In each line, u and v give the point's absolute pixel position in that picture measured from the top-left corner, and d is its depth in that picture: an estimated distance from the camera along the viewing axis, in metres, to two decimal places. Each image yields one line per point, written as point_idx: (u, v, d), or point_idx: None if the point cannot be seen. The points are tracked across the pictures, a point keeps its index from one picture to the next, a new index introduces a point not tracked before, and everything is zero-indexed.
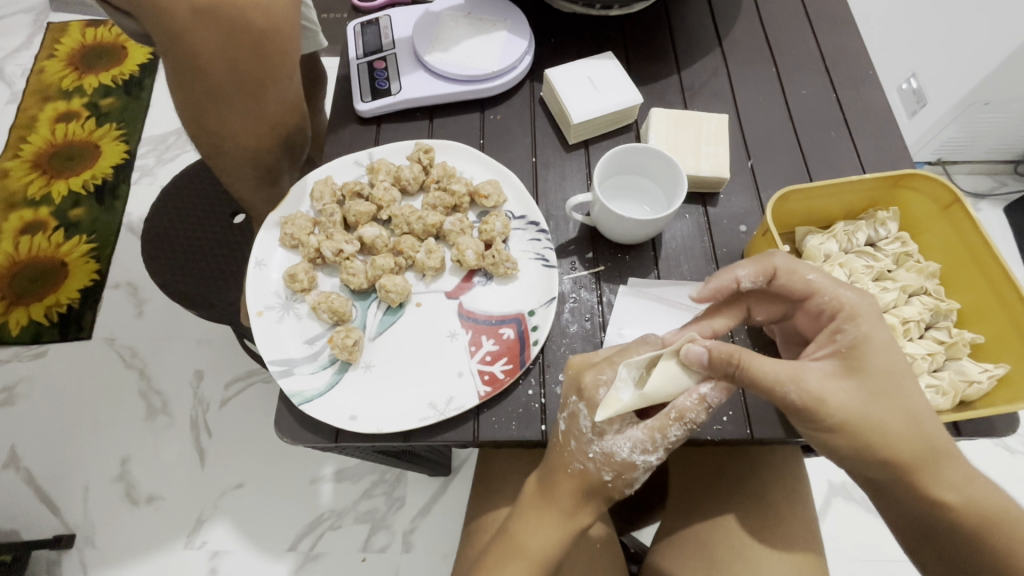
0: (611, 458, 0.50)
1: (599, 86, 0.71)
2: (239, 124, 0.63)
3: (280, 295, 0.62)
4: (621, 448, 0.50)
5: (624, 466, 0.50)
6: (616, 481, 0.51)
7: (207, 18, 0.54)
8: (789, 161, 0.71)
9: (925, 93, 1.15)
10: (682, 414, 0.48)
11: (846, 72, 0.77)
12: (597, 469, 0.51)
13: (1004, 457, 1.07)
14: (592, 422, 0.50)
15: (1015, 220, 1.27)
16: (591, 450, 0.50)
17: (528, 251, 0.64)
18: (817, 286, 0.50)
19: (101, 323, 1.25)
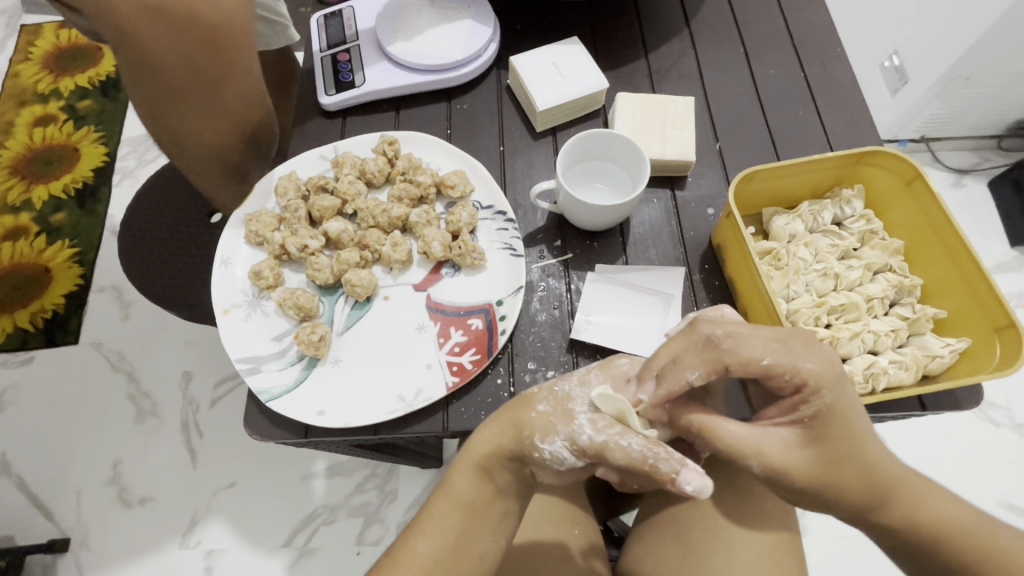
0: (563, 402, 0.48)
1: (564, 71, 0.71)
2: (201, 121, 0.62)
3: (246, 292, 0.61)
4: (579, 401, 0.48)
5: (564, 411, 0.48)
6: (538, 422, 0.48)
7: (156, 13, 0.53)
8: (756, 142, 0.71)
9: (907, 69, 1.14)
10: (653, 449, 0.44)
11: (815, 51, 0.77)
12: (542, 395, 0.49)
13: (989, 430, 1.08)
14: (581, 374, 0.50)
15: (998, 195, 1.28)
16: (561, 386, 0.50)
17: (495, 241, 0.64)
18: (777, 364, 0.42)
19: (86, 328, 1.24)
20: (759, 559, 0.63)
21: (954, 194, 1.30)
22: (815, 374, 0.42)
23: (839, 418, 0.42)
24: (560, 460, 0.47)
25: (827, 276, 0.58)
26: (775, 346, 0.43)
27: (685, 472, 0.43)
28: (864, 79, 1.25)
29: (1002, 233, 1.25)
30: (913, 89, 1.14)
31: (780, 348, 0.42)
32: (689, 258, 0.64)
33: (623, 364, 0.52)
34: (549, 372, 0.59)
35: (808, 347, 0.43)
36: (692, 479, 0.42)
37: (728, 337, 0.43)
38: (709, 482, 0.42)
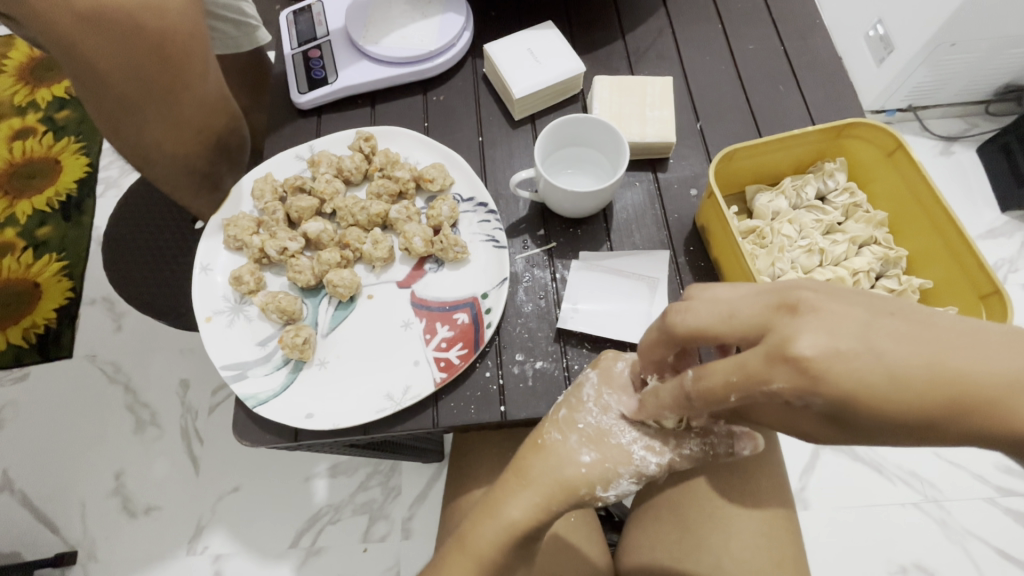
0: (601, 439, 0.48)
1: (540, 57, 0.70)
2: (160, 132, 0.62)
3: (228, 298, 0.61)
4: (620, 435, 0.48)
5: (614, 454, 0.48)
6: (595, 470, 0.47)
7: (94, 23, 0.51)
8: (738, 119, 0.70)
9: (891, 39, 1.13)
10: (710, 439, 0.48)
11: (794, 24, 0.75)
12: (580, 447, 0.48)
13: None
14: (597, 400, 0.49)
15: (988, 160, 1.27)
16: (584, 421, 0.49)
17: (478, 234, 0.63)
18: (747, 394, 0.32)
19: (80, 341, 1.23)
20: (755, 536, 0.63)
21: (942, 163, 1.29)
22: (792, 389, 0.30)
23: (860, 403, 0.29)
24: (626, 493, 0.49)
25: (812, 252, 0.58)
26: (733, 375, 0.32)
27: (739, 441, 0.49)
28: (851, 49, 1.24)
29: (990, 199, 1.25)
30: (899, 57, 1.11)
31: (741, 375, 0.31)
32: (674, 240, 0.63)
33: (622, 368, 0.51)
34: (537, 363, 0.58)
35: (775, 359, 0.30)
36: (746, 443, 0.49)
37: (695, 379, 0.35)
38: (758, 437, 0.49)
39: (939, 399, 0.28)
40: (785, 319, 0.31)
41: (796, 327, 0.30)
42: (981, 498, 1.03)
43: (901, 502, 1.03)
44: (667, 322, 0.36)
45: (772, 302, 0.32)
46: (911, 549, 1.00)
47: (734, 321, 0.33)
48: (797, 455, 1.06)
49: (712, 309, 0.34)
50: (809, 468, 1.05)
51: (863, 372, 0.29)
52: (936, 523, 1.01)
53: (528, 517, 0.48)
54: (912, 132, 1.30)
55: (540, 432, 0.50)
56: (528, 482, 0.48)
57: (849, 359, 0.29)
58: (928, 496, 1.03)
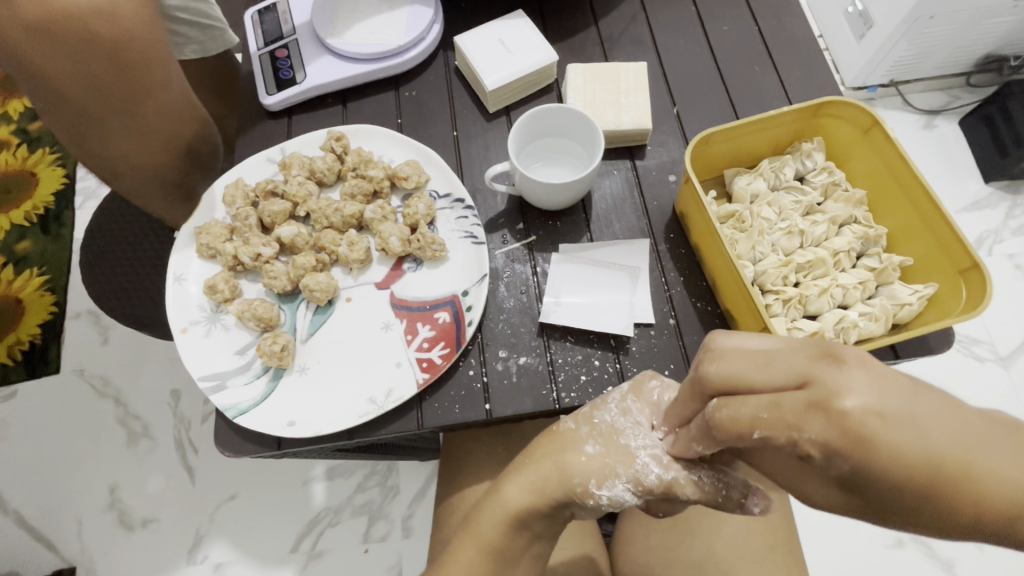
0: (612, 436, 0.47)
1: (511, 47, 0.68)
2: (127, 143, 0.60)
3: (203, 308, 0.59)
4: (631, 436, 0.46)
5: (619, 453, 0.46)
6: (594, 465, 0.46)
7: (45, 35, 0.50)
8: (714, 102, 0.69)
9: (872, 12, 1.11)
10: (721, 479, 0.44)
11: (768, 3, 0.74)
12: (587, 436, 0.48)
13: (971, 366, 1.12)
14: (619, 401, 0.49)
15: (971, 132, 1.27)
16: (601, 417, 0.49)
17: (456, 231, 0.62)
18: (773, 437, 0.29)
19: (67, 356, 1.21)
20: (748, 521, 0.63)
21: (925, 137, 1.29)
22: (824, 445, 0.28)
23: (874, 482, 0.28)
24: (619, 502, 0.46)
25: (792, 234, 0.57)
26: (764, 413, 0.30)
27: (751, 496, 0.44)
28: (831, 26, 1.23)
29: (972, 171, 1.26)
30: (879, 33, 1.09)
31: (774, 419, 0.29)
32: (654, 228, 0.63)
33: (655, 386, 0.49)
34: (521, 359, 0.58)
35: (815, 408, 0.28)
36: (757, 502, 0.44)
37: (717, 408, 0.32)
38: (770, 498, 0.44)
39: (954, 494, 0.27)
40: (830, 371, 0.28)
41: (843, 383, 0.28)
42: None
43: None
44: (701, 369, 0.35)
45: (814, 351, 0.30)
46: (908, 521, 1.01)
47: (770, 367, 0.31)
48: None
49: (745, 359, 0.32)
50: None
51: (901, 448, 0.27)
52: None
53: (526, 497, 0.48)
54: (894, 107, 1.30)
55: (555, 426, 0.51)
56: (531, 462, 0.49)
57: (889, 426, 0.27)
58: None
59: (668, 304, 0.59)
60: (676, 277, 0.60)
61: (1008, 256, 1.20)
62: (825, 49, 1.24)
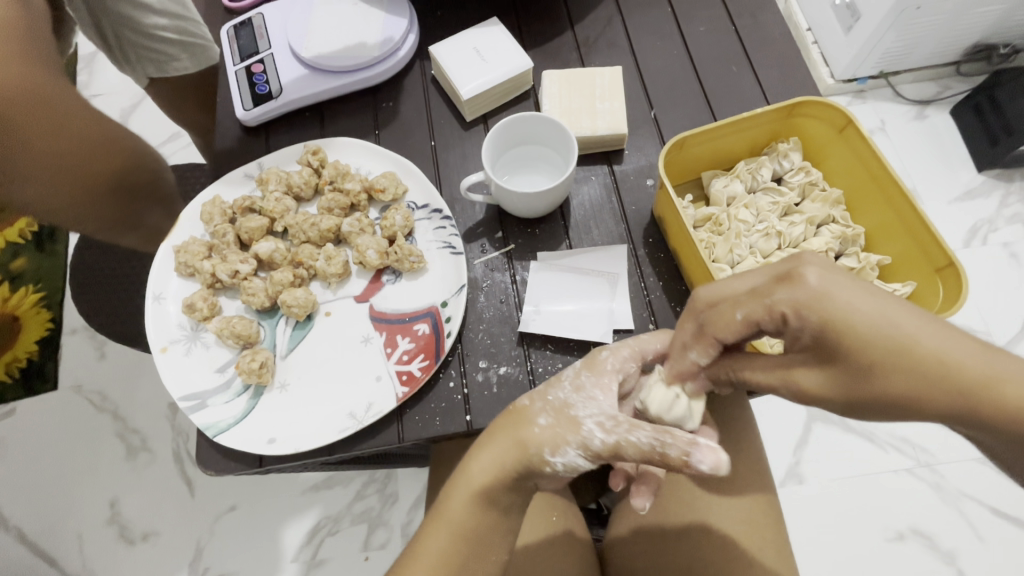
0: (563, 410, 0.47)
1: (486, 56, 0.68)
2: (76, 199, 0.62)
3: (183, 326, 0.59)
4: (581, 407, 0.47)
5: (567, 423, 0.46)
6: (545, 437, 0.46)
7: None
8: (692, 104, 0.69)
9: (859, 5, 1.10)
10: (663, 437, 0.42)
11: (744, 2, 0.74)
12: (540, 410, 0.48)
13: None
14: (573, 378, 0.49)
15: (962, 122, 1.26)
16: (554, 394, 0.49)
17: (434, 242, 0.62)
18: (754, 314, 0.38)
19: (64, 372, 1.21)
20: (735, 524, 0.62)
21: (916, 128, 1.28)
22: (793, 304, 0.36)
23: (842, 335, 0.35)
24: (573, 467, 0.46)
25: (770, 236, 0.57)
26: (742, 298, 0.39)
27: (699, 452, 0.41)
28: None
29: (964, 161, 1.25)
30: (866, 25, 1.08)
31: (752, 297, 0.39)
32: (632, 233, 0.62)
33: (607, 356, 0.50)
34: (501, 368, 0.57)
35: (783, 278, 0.37)
36: (708, 463, 0.40)
37: (709, 310, 0.41)
38: (722, 454, 0.41)
39: (905, 350, 0.34)
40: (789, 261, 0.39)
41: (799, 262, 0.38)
42: (974, 460, 1.03)
43: (895, 469, 1.03)
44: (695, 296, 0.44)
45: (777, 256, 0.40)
46: (906, 514, 1.01)
47: (747, 273, 0.41)
48: (790, 430, 1.06)
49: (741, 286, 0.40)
50: (803, 441, 1.05)
51: (852, 308, 0.35)
52: (931, 488, 1.02)
53: (488, 476, 0.47)
54: (884, 99, 1.29)
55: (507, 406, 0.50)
56: (488, 443, 0.48)
57: (839, 292, 0.35)
58: (922, 461, 1.03)
59: (648, 309, 0.59)
60: (655, 281, 0.60)
61: (1003, 245, 1.19)
62: (813, 43, 1.18)
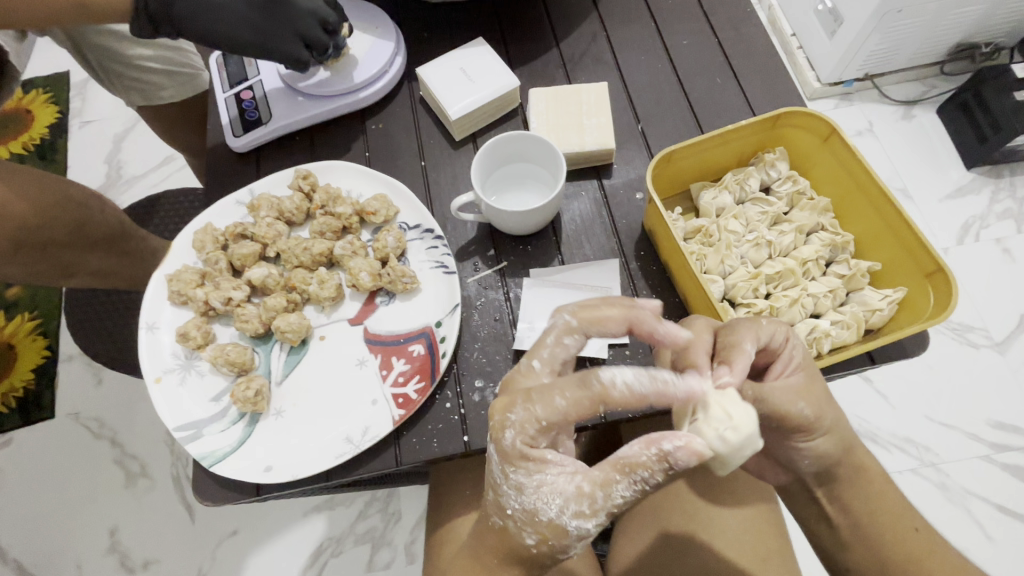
0: (534, 519, 0.42)
1: (473, 75, 0.69)
2: (71, 255, 0.68)
3: (177, 355, 0.59)
4: (548, 508, 0.42)
5: (552, 530, 0.42)
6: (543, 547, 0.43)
7: None
8: (678, 117, 0.69)
9: (840, 11, 1.12)
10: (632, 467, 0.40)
11: (726, 14, 0.75)
12: (519, 531, 0.43)
13: (969, 354, 1.10)
14: (507, 483, 0.43)
15: (948, 120, 1.27)
16: (511, 506, 0.43)
17: (427, 261, 0.62)
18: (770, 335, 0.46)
19: (61, 400, 1.20)
20: (739, 533, 0.61)
21: (904, 128, 1.29)
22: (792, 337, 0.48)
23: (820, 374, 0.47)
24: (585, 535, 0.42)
25: (760, 246, 0.58)
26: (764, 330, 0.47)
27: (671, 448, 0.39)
28: (803, 25, 1.24)
29: (952, 158, 1.26)
30: (850, 28, 1.11)
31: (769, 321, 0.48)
32: (624, 247, 0.63)
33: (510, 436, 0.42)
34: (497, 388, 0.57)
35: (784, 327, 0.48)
36: (685, 457, 0.39)
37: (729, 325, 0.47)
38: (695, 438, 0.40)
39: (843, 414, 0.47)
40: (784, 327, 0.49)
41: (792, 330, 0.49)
42: (978, 458, 1.03)
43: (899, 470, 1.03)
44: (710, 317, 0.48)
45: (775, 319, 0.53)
46: None
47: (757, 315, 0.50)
48: None
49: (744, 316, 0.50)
50: None
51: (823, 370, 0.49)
52: (936, 487, 1.02)
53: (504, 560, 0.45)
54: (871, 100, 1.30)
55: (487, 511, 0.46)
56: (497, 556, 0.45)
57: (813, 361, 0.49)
58: (925, 461, 1.03)
59: None
60: (648, 294, 0.60)
61: (995, 241, 1.19)
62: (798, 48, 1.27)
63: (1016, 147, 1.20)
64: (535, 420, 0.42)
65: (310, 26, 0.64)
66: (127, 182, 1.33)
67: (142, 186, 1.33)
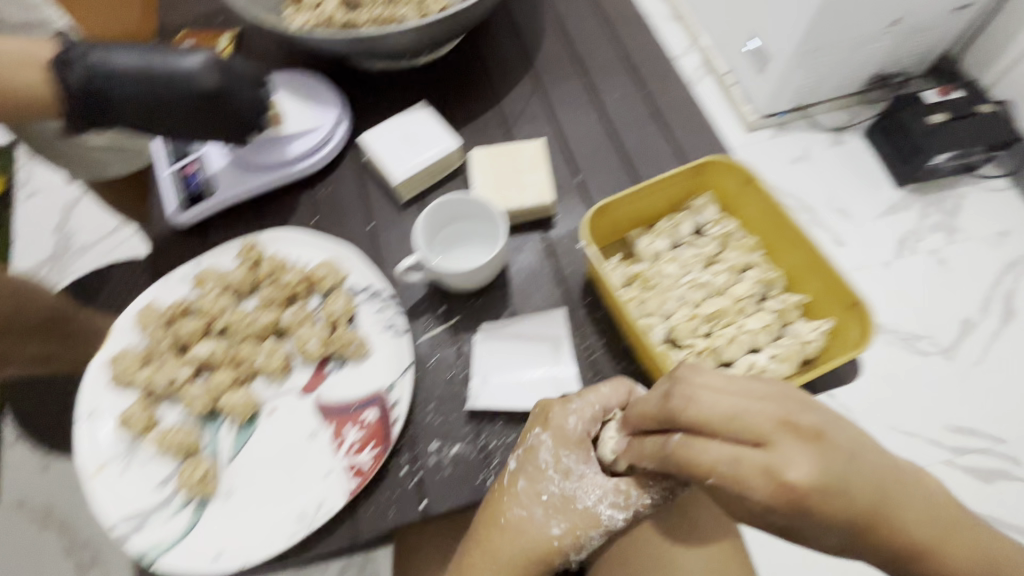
0: (566, 506, 0.51)
1: (416, 139, 0.71)
2: (4, 344, 0.68)
3: (115, 444, 0.56)
4: (586, 497, 0.51)
5: (584, 519, 0.50)
6: (565, 538, 0.50)
7: None
8: (614, 166, 0.73)
9: (766, 50, 1.21)
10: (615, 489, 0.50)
11: (651, 70, 0.80)
12: (547, 519, 0.51)
13: (919, 362, 1.15)
14: (557, 466, 0.52)
15: (879, 143, 1.30)
16: (549, 491, 0.52)
17: (377, 324, 0.62)
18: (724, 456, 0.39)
19: (6, 487, 1.13)
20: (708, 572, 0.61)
21: (835, 153, 1.32)
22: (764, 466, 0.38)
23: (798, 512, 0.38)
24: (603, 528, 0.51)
25: (697, 287, 0.60)
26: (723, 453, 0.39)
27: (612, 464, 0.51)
28: (734, 63, 1.33)
29: (890, 176, 1.30)
30: (776, 65, 1.19)
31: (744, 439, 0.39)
32: (571, 294, 0.65)
33: (574, 422, 0.53)
34: (453, 448, 0.57)
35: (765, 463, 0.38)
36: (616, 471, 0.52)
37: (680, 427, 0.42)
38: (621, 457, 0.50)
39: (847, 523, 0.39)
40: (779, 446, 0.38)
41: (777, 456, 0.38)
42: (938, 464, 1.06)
43: None
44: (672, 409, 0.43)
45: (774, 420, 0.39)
46: None
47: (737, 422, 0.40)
48: None
49: (720, 411, 0.40)
50: None
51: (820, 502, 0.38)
52: None
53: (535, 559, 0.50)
54: (802, 129, 1.34)
55: (501, 510, 0.52)
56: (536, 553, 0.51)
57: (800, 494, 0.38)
58: None
59: (592, 368, 0.60)
60: (597, 340, 0.62)
61: (934, 252, 1.23)
62: (733, 84, 1.36)
63: (939, 165, 1.26)
64: (591, 408, 0.53)
65: (251, 122, 0.65)
66: (79, 250, 1.30)
67: (93, 256, 1.27)
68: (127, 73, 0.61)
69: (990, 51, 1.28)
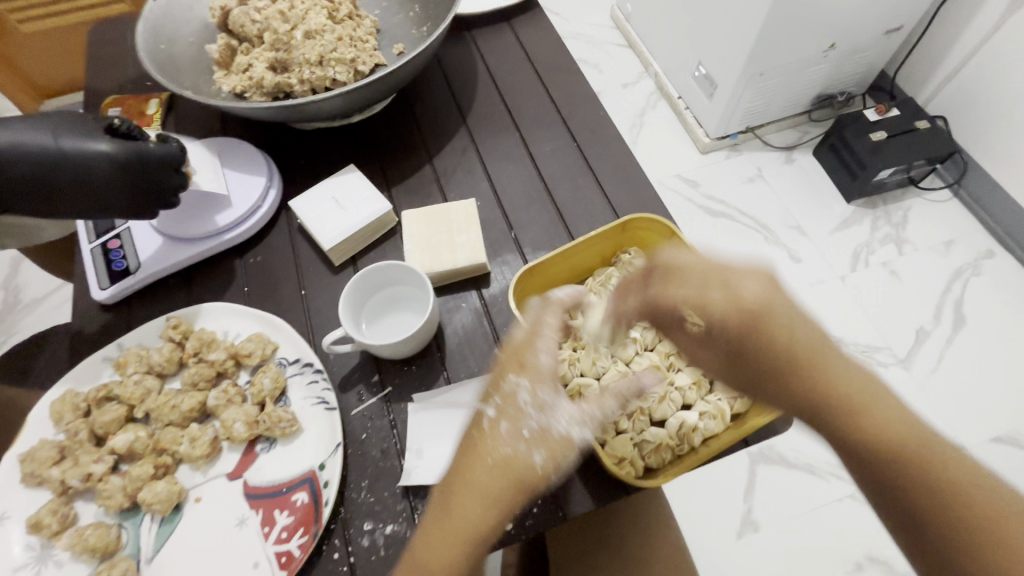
0: (546, 436, 0.45)
1: (345, 204, 0.71)
2: None
3: (29, 549, 0.53)
4: (558, 423, 0.46)
5: (560, 444, 0.46)
6: (550, 466, 0.45)
7: None
8: (548, 219, 0.74)
9: (713, 76, 1.24)
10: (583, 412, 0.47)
11: (583, 120, 0.82)
12: (527, 450, 0.45)
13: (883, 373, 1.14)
14: (532, 396, 0.46)
15: (825, 161, 1.36)
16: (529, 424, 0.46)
17: (308, 398, 0.61)
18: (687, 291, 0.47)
19: None
20: None
21: (790, 171, 1.36)
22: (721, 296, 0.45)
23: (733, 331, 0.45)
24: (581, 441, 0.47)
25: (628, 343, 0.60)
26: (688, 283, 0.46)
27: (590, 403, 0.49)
28: (684, 88, 1.36)
29: (836, 193, 1.34)
30: (723, 90, 1.22)
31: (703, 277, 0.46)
32: None
33: (544, 359, 0.48)
34: (387, 528, 0.55)
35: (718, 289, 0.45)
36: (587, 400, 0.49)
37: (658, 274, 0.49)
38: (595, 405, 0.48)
39: (797, 359, 0.44)
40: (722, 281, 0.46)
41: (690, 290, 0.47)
42: None
43: (837, 497, 1.03)
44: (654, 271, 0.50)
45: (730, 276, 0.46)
46: (860, 540, 1.00)
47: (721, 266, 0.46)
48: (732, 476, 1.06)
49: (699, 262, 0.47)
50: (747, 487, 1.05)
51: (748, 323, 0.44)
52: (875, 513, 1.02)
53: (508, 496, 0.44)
54: (755, 149, 1.38)
55: (487, 450, 0.46)
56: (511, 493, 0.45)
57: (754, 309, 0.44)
58: None
59: None
60: None
61: (884, 265, 1.25)
62: (685, 108, 1.39)
63: (883, 179, 1.28)
64: (551, 338, 0.49)
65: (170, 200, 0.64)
66: (25, 306, 1.26)
67: (44, 310, 1.25)
68: (18, 169, 0.55)
69: (922, 70, 1.32)
